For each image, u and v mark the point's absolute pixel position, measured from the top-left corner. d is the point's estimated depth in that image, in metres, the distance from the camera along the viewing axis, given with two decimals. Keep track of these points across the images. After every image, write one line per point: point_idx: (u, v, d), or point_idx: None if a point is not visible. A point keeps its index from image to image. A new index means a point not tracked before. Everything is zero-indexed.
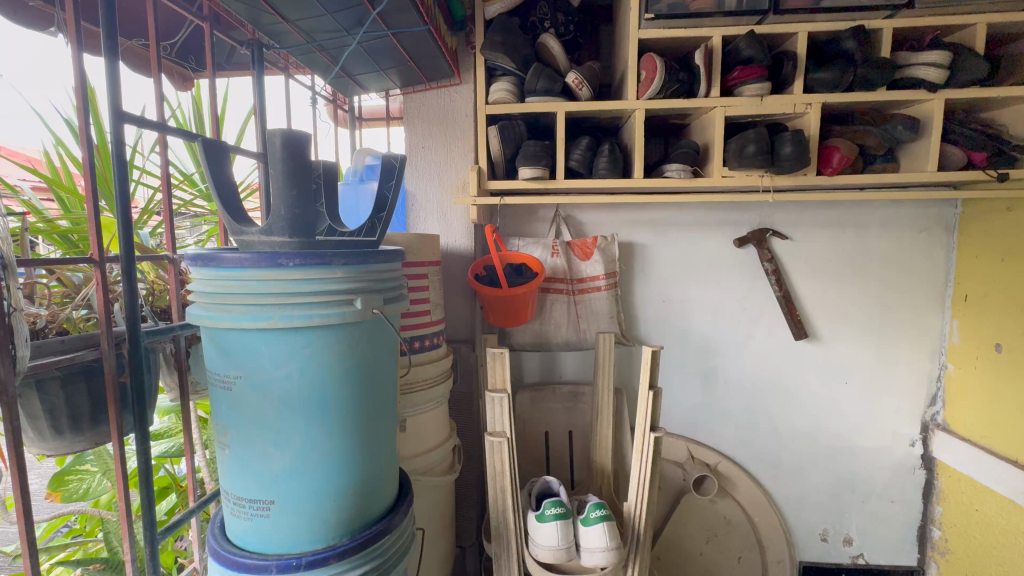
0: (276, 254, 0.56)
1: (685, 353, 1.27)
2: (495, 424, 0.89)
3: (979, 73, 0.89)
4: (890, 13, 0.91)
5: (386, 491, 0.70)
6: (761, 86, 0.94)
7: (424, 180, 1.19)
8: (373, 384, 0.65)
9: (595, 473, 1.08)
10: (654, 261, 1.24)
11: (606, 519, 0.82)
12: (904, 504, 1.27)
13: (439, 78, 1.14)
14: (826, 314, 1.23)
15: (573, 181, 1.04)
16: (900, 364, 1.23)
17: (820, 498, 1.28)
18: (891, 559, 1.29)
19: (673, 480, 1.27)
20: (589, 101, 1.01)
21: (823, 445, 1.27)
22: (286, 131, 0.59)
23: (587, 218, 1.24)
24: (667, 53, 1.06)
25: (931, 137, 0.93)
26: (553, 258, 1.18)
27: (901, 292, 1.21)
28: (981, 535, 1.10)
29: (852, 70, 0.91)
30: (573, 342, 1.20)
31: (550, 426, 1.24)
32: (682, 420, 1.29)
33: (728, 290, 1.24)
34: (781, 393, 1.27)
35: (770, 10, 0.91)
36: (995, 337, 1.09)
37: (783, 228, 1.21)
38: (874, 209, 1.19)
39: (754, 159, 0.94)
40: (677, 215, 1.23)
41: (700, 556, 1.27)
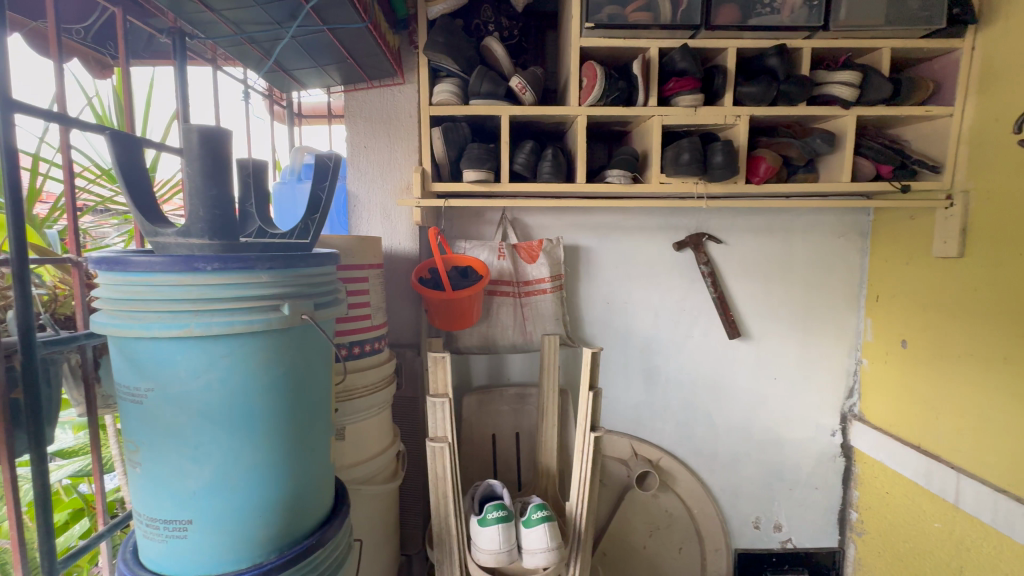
0: (192, 258, 0.53)
1: (627, 352, 1.31)
2: (436, 430, 0.87)
3: (885, 93, 0.98)
4: (809, 33, 0.98)
5: (319, 504, 0.67)
6: (694, 98, 0.99)
7: (367, 180, 1.16)
8: (303, 393, 0.62)
9: (540, 474, 1.09)
10: (598, 264, 1.27)
11: (547, 520, 0.84)
12: (826, 490, 1.36)
13: (382, 77, 1.11)
14: (756, 314, 1.30)
15: (517, 184, 1.04)
16: (822, 360, 1.33)
17: (752, 488, 1.36)
18: (815, 542, 1.38)
19: (618, 476, 1.31)
20: (532, 105, 1.02)
21: (755, 438, 1.35)
22: (203, 127, 0.57)
23: (533, 221, 1.26)
24: (609, 62, 1.09)
25: (846, 150, 1.01)
26: (499, 261, 1.18)
27: (822, 293, 1.30)
28: (890, 515, 1.20)
29: (775, 86, 0.97)
30: (519, 345, 1.21)
31: (497, 428, 1.24)
32: (625, 418, 1.33)
33: (668, 291, 1.29)
34: (717, 389, 1.33)
35: (702, 25, 0.96)
36: (901, 334, 1.19)
37: (718, 232, 1.28)
38: (798, 216, 1.28)
39: (689, 167, 0.98)
40: (620, 219, 1.26)
41: (644, 549, 1.32)
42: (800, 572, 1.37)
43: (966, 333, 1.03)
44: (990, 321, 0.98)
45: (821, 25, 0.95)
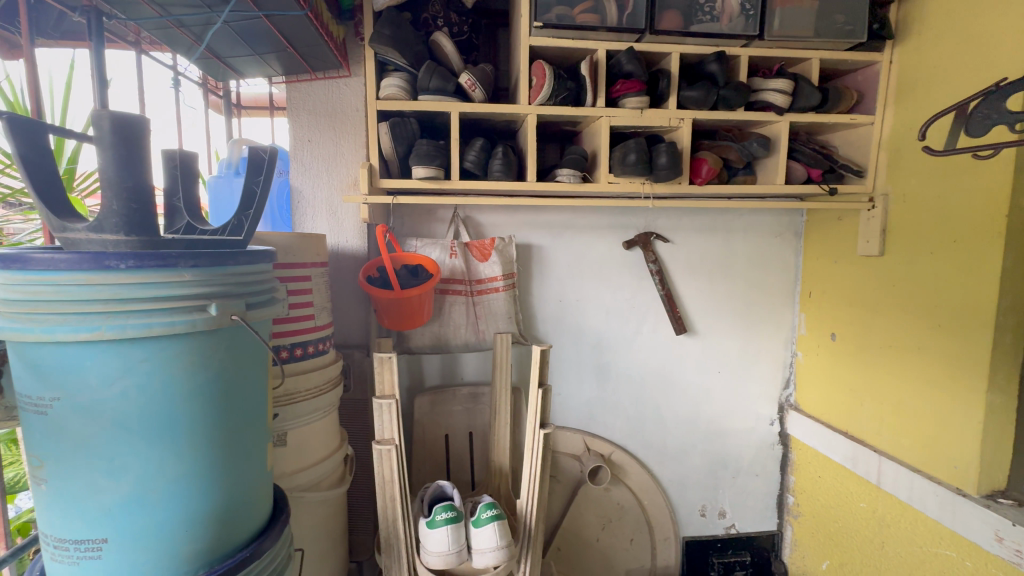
0: (103, 254, 0.48)
1: (579, 349, 1.33)
2: (383, 432, 0.86)
3: (815, 101, 1.04)
4: (746, 42, 1.02)
5: (254, 515, 0.64)
6: (640, 99, 1.00)
7: (312, 176, 1.11)
8: (234, 398, 0.59)
9: (492, 473, 1.09)
10: (550, 262, 1.29)
11: (497, 518, 0.83)
12: (765, 477, 1.44)
13: (326, 69, 1.07)
14: (701, 311, 1.36)
15: (468, 182, 1.03)
16: (761, 353, 1.40)
17: (698, 477, 1.41)
18: (756, 526, 1.45)
19: (571, 471, 1.34)
20: (482, 103, 1.02)
21: (701, 430, 1.40)
22: (116, 114, 0.52)
23: (485, 219, 1.25)
24: (558, 62, 1.10)
25: (780, 154, 1.06)
26: (451, 259, 1.17)
27: (761, 289, 1.37)
28: (822, 498, 1.28)
29: (716, 91, 1.01)
30: (472, 344, 1.20)
31: (450, 428, 1.23)
32: (577, 414, 1.35)
33: (618, 289, 1.32)
34: (665, 383, 1.37)
35: (646, 29, 0.98)
36: (831, 328, 1.27)
37: (665, 231, 1.32)
38: (739, 216, 1.34)
39: (635, 167, 1.01)
40: (571, 218, 1.28)
41: (597, 542, 1.35)
42: (743, 555, 1.44)
43: (885, 327, 1.11)
44: (904, 314, 1.06)
45: (757, 34, 1.00)
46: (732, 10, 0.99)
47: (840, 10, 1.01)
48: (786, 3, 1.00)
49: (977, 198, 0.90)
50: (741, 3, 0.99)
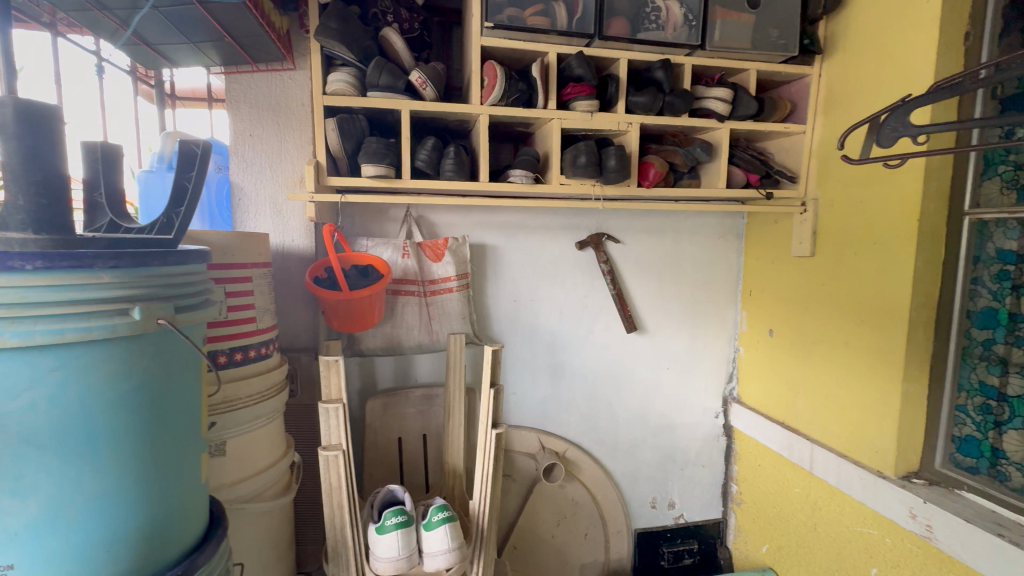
0: (6, 254, 0.43)
1: (534, 348, 1.34)
2: (330, 437, 0.84)
3: (752, 110, 1.09)
4: (689, 51, 1.07)
5: (186, 529, 0.61)
6: (590, 103, 1.03)
7: (254, 172, 1.07)
8: (160, 408, 0.55)
9: (446, 474, 1.08)
10: (504, 262, 1.29)
11: (448, 520, 0.83)
12: (711, 467, 1.50)
13: (269, 61, 1.03)
14: (651, 309, 1.40)
15: (419, 181, 1.02)
16: (706, 349, 1.46)
17: (649, 471, 1.46)
18: (703, 515, 1.52)
19: (527, 470, 1.35)
20: (434, 102, 1.01)
21: (651, 424, 1.45)
22: (23, 101, 0.49)
23: (439, 219, 1.24)
24: (510, 64, 1.11)
25: (721, 159, 1.11)
26: (403, 260, 1.15)
27: (706, 289, 1.43)
28: (762, 485, 1.35)
29: (661, 97, 1.05)
30: (426, 345, 1.19)
31: (403, 431, 1.21)
32: (532, 413, 1.36)
33: (572, 289, 1.34)
34: (617, 380, 1.41)
35: (595, 35, 1.01)
36: (769, 325, 1.34)
37: (616, 232, 1.35)
38: (685, 218, 1.39)
39: (585, 169, 1.03)
40: (525, 218, 1.29)
41: (552, 538, 1.37)
42: (691, 543, 1.50)
43: (815, 323, 1.18)
44: (832, 311, 1.13)
45: (699, 44, 1.05)
46: (676, 20, 1.03)
47: (773, 25, 1.07)
48: (726, 16, 1.05)
49: (893, 204, 0.98)
50: (685, 14, 1.04)
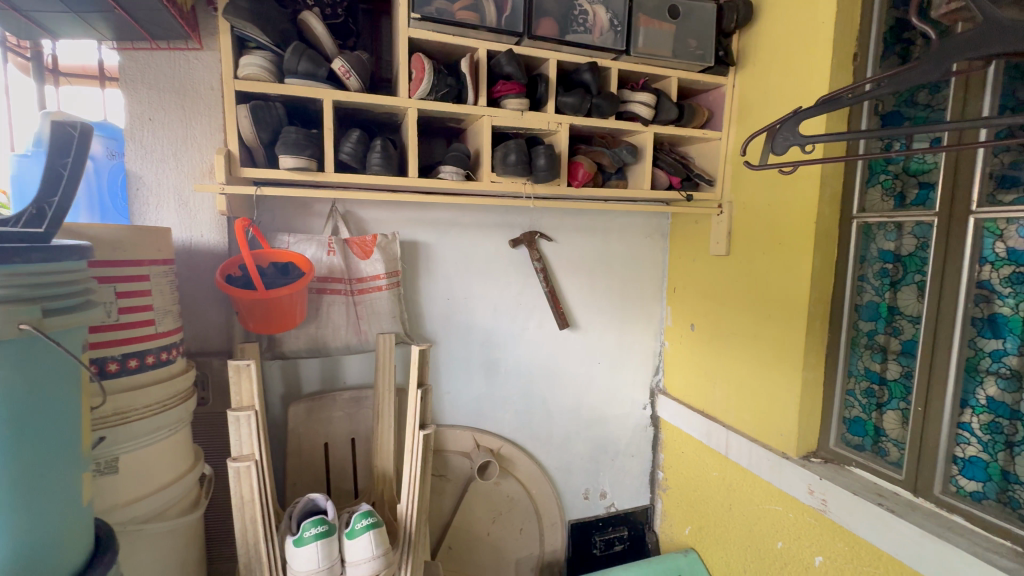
0: None
1: (468, 346, 1.33)
2: (241, 448, 0.81)
3: (673, 115, 1.15)
4: (615, 55, 1.11)
5: (67, 555, 0.54)
6: (520, 101, 1.03)
7: (155, 161, 0.98)
8: (26, 425, 0.49)
9: (375, 479, 1.04)
10: (436, 260, 1.27)
11: (373, 527, 0.80)
12: (640, 457, 1.57)
13: (171, 39, 0.94)
14: (583, 306, 1.44)
15: (343, 175, 0.97)
16: (635, 344, 1.52)
17: (581, 463, 1.50)
18: (633, 502, 1.58)
19: (461, 468, 1.34)
20: (359, 92, 0.96)
21: (584, 418, 1.49)
22: None
23: (367, 215, 1.20)
24: (441, 58, 1.09)
25: (646, 161, 1.16)
26: (328, 257, 1.10)
27: (635, 286, 1.49)
28: (684, 471, 1.43)
29: (589, 99, 1.07)
30: (354, 346, 1.14)
31: (330, 436, 1.16)
32: (466, 412, 1.36)
33: (505, 286, 1.35)
34: (551, 376, 1.43)
35: (524, 33, 1.02)
36: (690, 319, 1.42)
37: (549, 231, 1.37)
38: (615, 217, 1.44)
39: (515, 167, 1.03)
40: (457, 215, 1.28)
41: (487, 535, 1.37)
42: (621, 530, 1.56)
43: (730, 316, 1.27)
44: (744, 306, 1.22)
45: (623, 49, 1.09)
46: (603, 24, 1.07)
47: (691, 36, 1.13)
48: (649, 24, 1.10)
49: (795, 207, 1.07)
50: (610, 19, 1.07)
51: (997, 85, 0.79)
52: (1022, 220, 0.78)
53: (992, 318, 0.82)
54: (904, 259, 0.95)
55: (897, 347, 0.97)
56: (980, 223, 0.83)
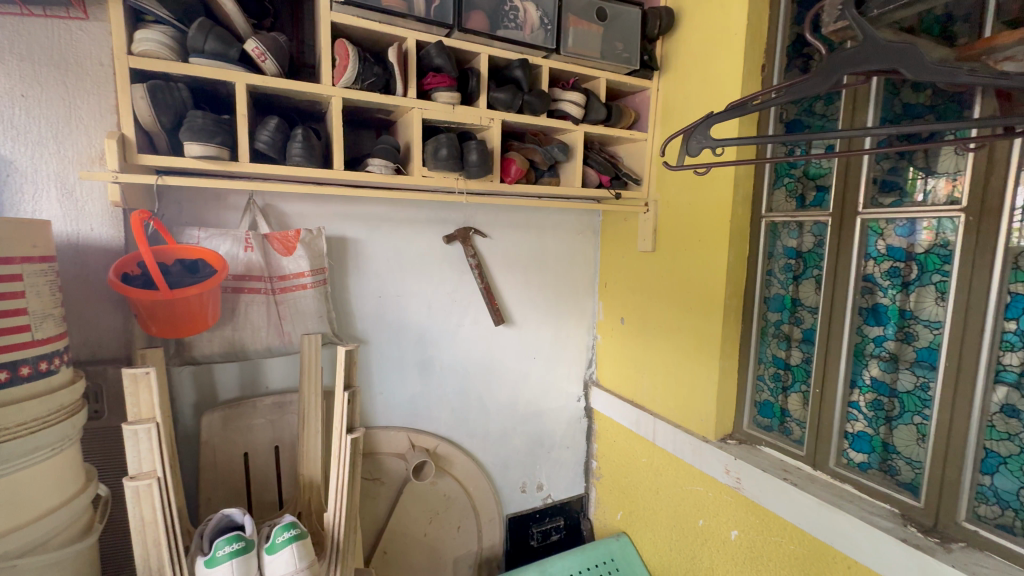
0: None
1: (401, 345, 1.30)
2: (141, 465, 0.73)
3: (601, 115, 1.18)
4: (546, 54, 1.12)
5: None
6: (451, 95, 1.01)
7: (32, 145, 0.86)
8: None
9: (301, 488, 0.99)
10: (366, 256, 1.23)
11: (296, 539, 0.76)
12: (574, 448, 1.62)
13: (49, 4, 0.83)
14: (518, 302, 1.45)
15: (260, 165, 0.91)
16: (569, 337, 1.56)
17: (518, 457, 1.52)
18: (568, 492, 1.62)
19: (396, 470, 1.31)
20: (277, 78, 0.90)
21: (520, 412, 1.50)
22: None
23: (290, 208, 1.13)
24: (367, 46, 1.05)
25: (576, 160, 1.18)
26: (245, 253, 1.02)
27: (568, 281, 1.53)
28: (617, 459, 1.49)
29: (521, 96, 1.07)
30: (276, 348, 1.07)
31: (250, 445, 1.08)
32: (401, 412, 1.32)
33: (439, 283, 1.33)
34: (487, 372, 1.43)
35: (455, 26, 1.00)
36: (620, 313, 1.47)
37: (483, 227, 1.36)
38: (548, 214, 1.46)
39: (447, 162, 1.01)
40: (388, 210, 1.24)
41: (424, 536, 1.35)
42: (557, 520, 1.60)
43: (655, 309, 1.33)
44: (668, 299, 1.28)
45: (554, 48, 1.10)
46: (533, 22, 1.08)
47: (618, 39, 1.17)
48: (578, 24, 1.12)
49: (712, 206, 1.14)
50: (540, 17, 1.09)
51: (878, 99, 0.89)
52: (899, 220, 0.88)
53: (875, 308, 0.92)
54: (804, 255, 1.05)
55: (799, 335, 1.07)
56: (866, 223, 0.93)
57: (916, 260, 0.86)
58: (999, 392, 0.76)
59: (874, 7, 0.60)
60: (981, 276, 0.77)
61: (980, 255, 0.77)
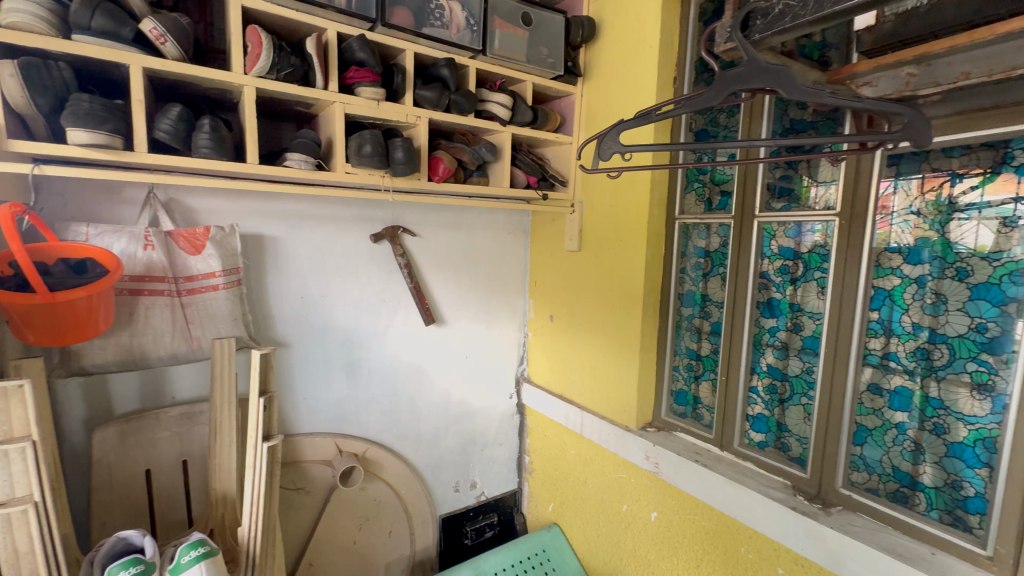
0: None
1: (326, 347, 1.25)
2: (12, 491, 0.65)
3: (527, 118, 1.21)
4: (472, 54, 1.13)
5: None
6: (375, 91, 0.99)
7: None
8: None
9: (213, 503, 0.93)
10: (285, 255, 1.17)
11: (204, 557, 0.71)
12: (507, 444, 1.64)
13: None
14: (449, 301, 1.45)
15: (161, 156, 0.83)
16: (501, 335, 1.58)
17: (451, 457, 1.51)
18: (501, 488, 1.65)
19: (322, 478, 1.26)
20: (179, 62, 0.83)
21: (452, 412, 1.50)
22: None
23: (198, 204, 1.05)
24: (284, 34, 1.00)
25: (504, 160, 1.20)
26: (145, 252, 0.94)
27: (499, 280, 1.55)
28: (548, 453, 1.53)
29: (448, 94, 1.07)
30: (182, 355, 0.99)
31: (153, 461, 0.99)
32: (326, 417, 1.27)
33: (367, 283, 1.29)
34: (418, 373, 1.42)
35: (378, 20, 0.99)
36: (550, 311, 1.52)
37: (412, 226, 1.35)
38: (479, 214, 1.47)
39: (371, 159, 0.98)
40: (310, 207, 1.19)
41: (354, 544, 1.31)
42: (491, 517, 1.62)
43: (581, 307, 1.38)
44: (593, 297, 1.34)
45: (480, 49, 1.12)
46: (459, 22, 1.08)
47: (543, 44, 1.21)
48: (504, 28, 1.15)
49: (632, 208, 1.21)
50: (466, 17, 1.10)
51: (771, 114, 0.99)
52: (788, 224, 0.98)
53: (770, 302, 1.03)
54: (712, 254, 1.15)
55: (708, 328, 1.16)
56: (762, 226, 1.03)
57: (803, 258, 0.96)
58: (867, 373, 0.88)
59: (756, 31, 0.66)
60: (852, 272, 0.88)
61: (851, 254, 0.88)
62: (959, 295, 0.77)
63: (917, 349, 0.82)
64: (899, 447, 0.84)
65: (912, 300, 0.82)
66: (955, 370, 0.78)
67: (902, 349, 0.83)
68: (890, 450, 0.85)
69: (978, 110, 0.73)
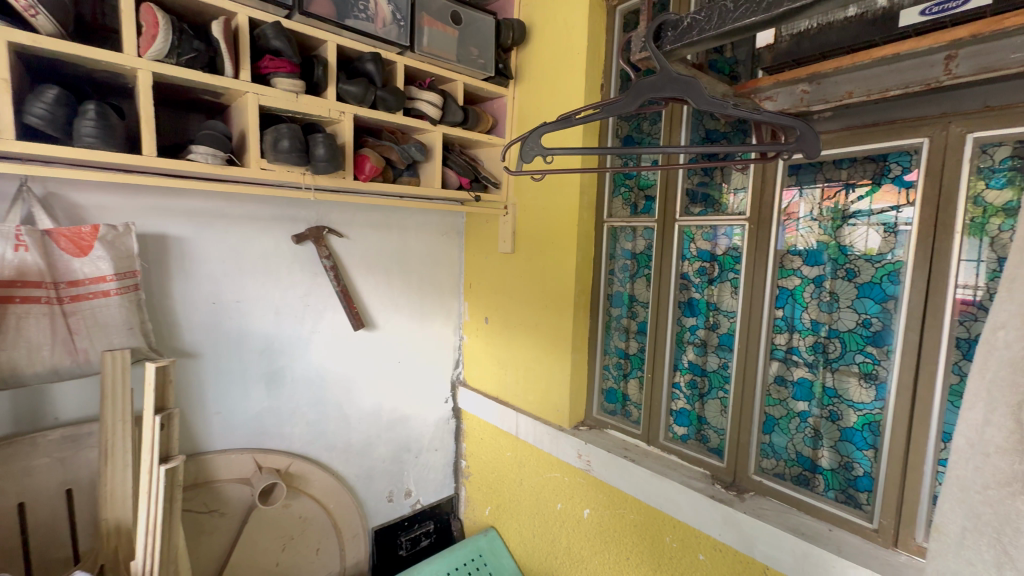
0: None
1: (242, 356, 1.16)
2: None
3: (458, 118, 1.19)
4: (399, 50, 1.10)
5: None
6: (293, 83, 0.93)
7: None
8: None
9: (104, 536, 0.83)
10: (193, 257, 1.07)
11: None
12: (443, 449, 1.61)
13: None
14: (380, 304, 1.40)
15: (33, 144, 0.73)
16: (435, 339, 1.55)
17: (383, 466, 1.46)
18: (437, 494, 1.61)
19: (239, 498, 1.16)
20: (56, 39, 0.73)
21: (385, 420, 1.45)
22: None
23: (85, 200, 0.93)
24: (187, 16, 0.91)
25: (435, 160, 1.18)
26: (15, 253, 0.81)
27: (433, 282, 1.52)
28: (484, 456, 1.52)
29: (374, 90, 1.03)
30: (65, 370, 0.87)
31: (29, 492, 0.87)
32: (244, 432, 1.18)
33: (289, 287, 1.21)
34: (347, 380, 1.35)
35: (294, 7, 0.93)
36: (484, 313, 1.50)
37: (339, 227, 1.28)
38: (411, 214, 1.44)
39: (289, 155, 0.92)
40: (223, 206, 1.10)
41: (277, 566, 1.22)
42: (427, 525, 1.58)
43: (515, 308, 1.38)
44: (526, 298, 1.35)
45: (407, 45, 1.09)
46: (385, 16, 1.05)
47: (473, 44, 1.20)
48: (432, 25, 1.12)
49: (562, 211, 1.23)
50: (392, 12, 1.06)
51: (688, 123, 1.04)
52: (705, 228, 1.04)
53: (690, 301, 1.08)
54: (638, 256, 1.19)
55: (634, 327, 1.20)
56: (682, 229, 1.08)
57: (718, 260, 1.03)
58: (773, 366, 0.95)
59: (668, 42, 0.69)
60: (760, 272, 0.94)
61: (758, 256, 0.95)
62: (848, 293, 0.85)
63: (815, 343, 0.89)
64: (801, 433, 0.92)
65: (810, 299, 0.89)
66: (846, 361, 0.85)
67: (802, 343, 0.91)
68: (794, 436, 0.93)
69: (861, 127, 0.81)
